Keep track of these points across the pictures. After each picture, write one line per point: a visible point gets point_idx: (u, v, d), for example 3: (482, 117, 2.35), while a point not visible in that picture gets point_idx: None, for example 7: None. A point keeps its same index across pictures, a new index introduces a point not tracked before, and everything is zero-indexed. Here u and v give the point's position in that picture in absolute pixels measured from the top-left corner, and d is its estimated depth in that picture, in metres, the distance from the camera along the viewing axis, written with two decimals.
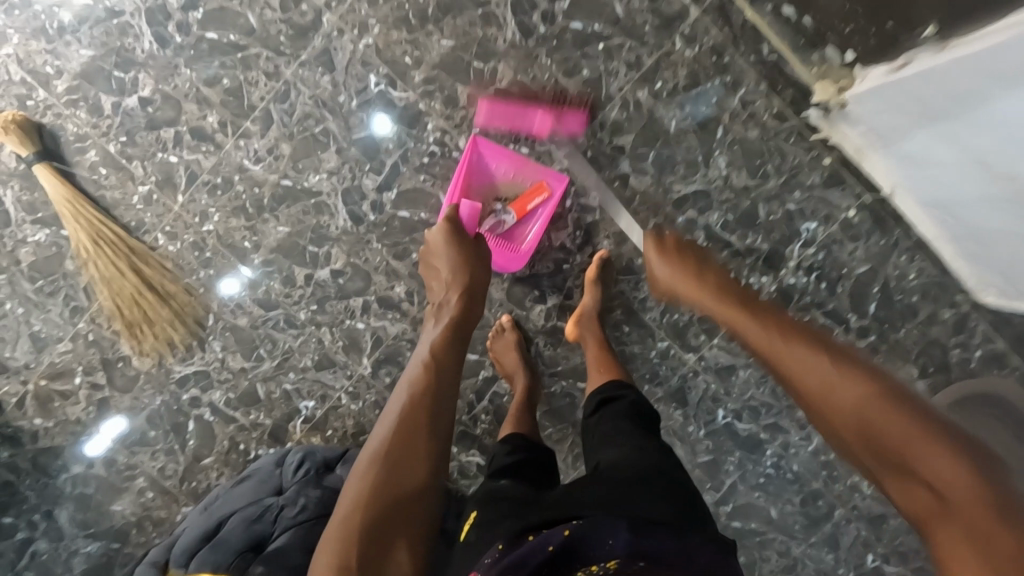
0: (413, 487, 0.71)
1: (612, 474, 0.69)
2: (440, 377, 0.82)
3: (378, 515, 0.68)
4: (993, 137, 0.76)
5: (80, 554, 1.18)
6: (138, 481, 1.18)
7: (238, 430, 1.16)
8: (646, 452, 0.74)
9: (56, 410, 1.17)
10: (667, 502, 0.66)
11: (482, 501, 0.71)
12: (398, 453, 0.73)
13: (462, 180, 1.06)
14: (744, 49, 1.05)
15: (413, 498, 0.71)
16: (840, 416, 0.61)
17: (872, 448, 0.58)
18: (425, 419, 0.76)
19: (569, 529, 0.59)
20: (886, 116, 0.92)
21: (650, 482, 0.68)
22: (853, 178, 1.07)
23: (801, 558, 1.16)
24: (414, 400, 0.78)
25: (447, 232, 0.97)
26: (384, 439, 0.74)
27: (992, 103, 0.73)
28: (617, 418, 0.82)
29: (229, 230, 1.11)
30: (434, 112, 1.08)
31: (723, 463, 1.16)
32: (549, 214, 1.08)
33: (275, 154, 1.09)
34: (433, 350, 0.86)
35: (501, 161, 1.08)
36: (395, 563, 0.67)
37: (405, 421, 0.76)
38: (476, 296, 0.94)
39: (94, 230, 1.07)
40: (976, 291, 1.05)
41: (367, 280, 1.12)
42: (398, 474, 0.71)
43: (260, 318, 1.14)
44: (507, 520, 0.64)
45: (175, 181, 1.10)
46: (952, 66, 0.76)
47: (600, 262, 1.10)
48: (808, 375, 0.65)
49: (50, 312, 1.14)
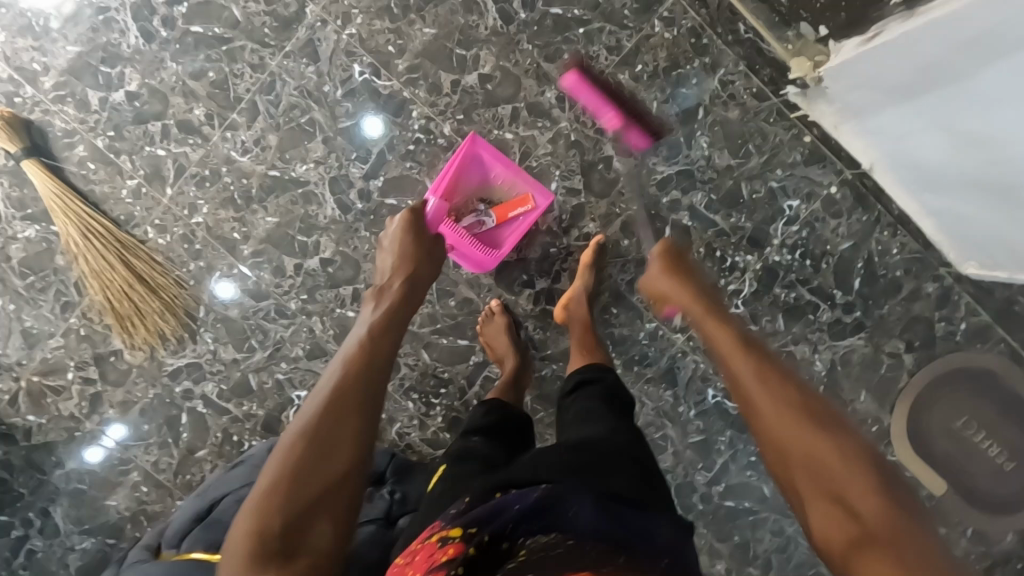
0: (342, 463, 0.65)
1: (582, 441, 0.72)
2: (375, 351, 0.77)
3: (300, 491, 0.62)
4: (963, 104, 0.78)
5: (75, 551, 1.19)
6: (132, 475, 1.18)
7: (231, 422, 1.17)
8: (614, 430, 0.75)
9: (50, 406, 1.17)
10: (633, 470, 0.69)
11: (454, 463, 0.75)
12: (325, 427, 0.66)
13: (452, 171, 1.06)
14: (722, 31, 1.07)
15: (341, 471, 0.64)
16: (788, 447, 0.61)
17: (813, 474, 0.58)
18: (356, 391, 0.70)
19: (541, 494, 0.61)
20: (857, 92, 0.95)
21: (619, 451, 0.71)
22: (833, 155, 1.08)
23: (795, 536, 1.16)
24: (348, 375, 0.72)
25: (406, 225, 0.98)
26: (312, 412, 0.68)
27: (956, 73, 0.76)
28: (592, 399, 0.83)
29: (218, 221, 1.12)
30: (418, 99, 1.09)
31: (715, 443, 1.17)
32: (530, 224, 1.07)
33: (262, 145, 1.10)
34: (374, 328, 0.81)
35: (494, 166, 1.09)
36: (317, 540, 0.61)
37: (335, 394, 0.70)
38: (422, 285, 0.93)
39: (84, 224, 1.08)
40: (959, 263, 1.06)
41: (356, 269, 1.13)
42: (327, 443, 0.65)
43: (251, 308, 1.14)
44: (479, 480, 0.68)
45: (163, 174, 1.11)
46: (920, 33, 0.77)
47: (596, 247, 1.09)
48: (773, 404, 0.64)
49: (41, 307, 1.15)
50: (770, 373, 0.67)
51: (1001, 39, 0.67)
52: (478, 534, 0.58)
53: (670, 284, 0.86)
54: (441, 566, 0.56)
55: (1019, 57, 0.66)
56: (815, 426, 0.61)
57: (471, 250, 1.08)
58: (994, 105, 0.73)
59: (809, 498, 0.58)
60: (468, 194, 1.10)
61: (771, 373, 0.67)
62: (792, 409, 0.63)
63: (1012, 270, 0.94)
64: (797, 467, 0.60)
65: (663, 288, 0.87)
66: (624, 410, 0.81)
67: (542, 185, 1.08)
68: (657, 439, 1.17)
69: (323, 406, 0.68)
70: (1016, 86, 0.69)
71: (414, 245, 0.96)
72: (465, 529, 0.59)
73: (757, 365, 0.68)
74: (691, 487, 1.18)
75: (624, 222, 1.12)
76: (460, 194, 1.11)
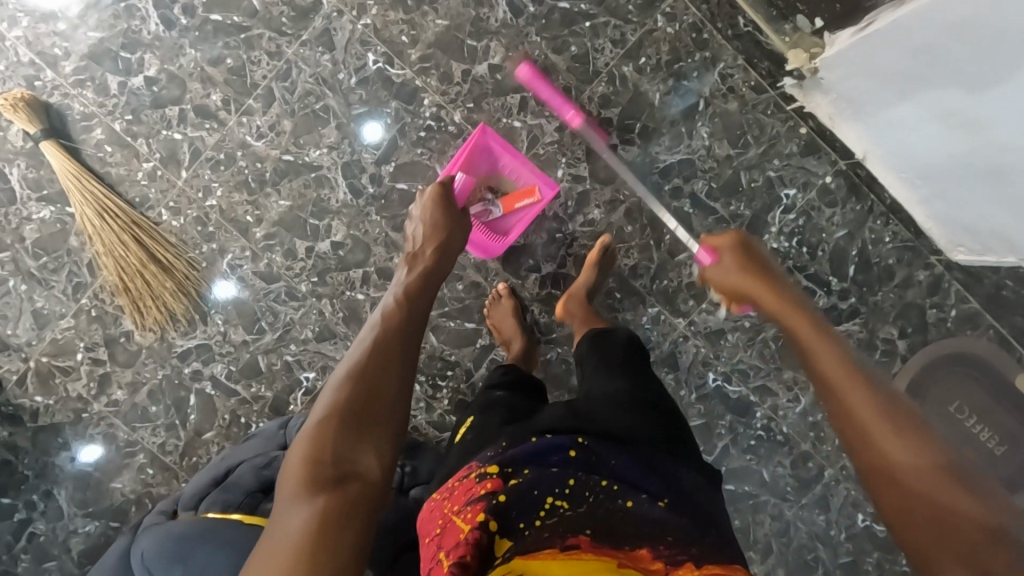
0: (387, 404, 0.67)
1: (605, 399, 0.75)
2: (413, 311, 0.81)
3: (349, 425, 0.64)
4: (953, 88, 0.82)
5: (79, 534, 1.18)
6: (138, 457, 1.19)
7: (239, 403, 1.18)
8: (637, 385, 0.78)
9: (58, 387, 1.18)
10: (655, 424, 0.72)
11: (481, 416, 0.78)
12: (373, 369, 0.69)
13: (463, 158, 1.10)
14: (722, 26, 1.12)
15: (388, 410, 0.67)
16: (885, 462, 0.55)
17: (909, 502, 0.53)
18: (397, 341, 0.73)
19: (574, 448, 0.66)
20: (853, 80, 0.99)
21: (641, 406, 0.74)
22: (828, 146, 1.12)
23: (794, 520, 1.19)
24: (391, 328, 0.76)
25: (436, 197, 1.00)
26: (357, 358, 0.71)
27: (948, 58, 0.80)
28: (616, 347, 0.86)
29: (231, 205, 1.15)
30: (430, 88, 1.13)
31: (715, 427, 1.20)
32: (536, 214, 1.10)
33: (277, 131, 1.13)
34: (408, 293, 0.85)
35: (503, 155, 1.12)
36: (366, 470, 0.62)
37: (380, 343, 0.73)
38: (450, 254, 0.96)
39: (100, 204, 1.10)
40: (948, 251, 1.11)
41: (367, 252, 1.15)
42: (374, 384, 0.67)
43: (262, 291, 1.16)
44: (512, 428, 0.72)
45: (179, 157, 1.14)
46: (912, 22, 0.82)
47: (602, 247, 1.13)
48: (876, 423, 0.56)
49: (53, 288, 1.16)
50: (874, 391, 0.58)
51: (989, 28, 0.72)
52: (516, 475, 0.64)
53: (749, 283, 0.76)
54: (484, 497, 0.61)
55: (1008, 38, 0.70)
56: (911, 445, 0.54)
57: (477, 235, 1.14)
58: (983, 86, 0.78)
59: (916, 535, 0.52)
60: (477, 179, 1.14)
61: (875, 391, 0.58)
62: (895, 430, 0.55)
63: (1000, 254, 1.00)
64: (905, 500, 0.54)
65: (739, 285, 0.77)
66: (642, 363, 0.84)
67: (547, 178, 1.12)
68: None
69: (370, 353, 0.71)
70: (1005, 70, 0.74)
71: (443, 217, 0.98)
72: (503, 467, 0.65)
73: (852, 378, 0.60)
74: None
75: (628, 209, 1.16)
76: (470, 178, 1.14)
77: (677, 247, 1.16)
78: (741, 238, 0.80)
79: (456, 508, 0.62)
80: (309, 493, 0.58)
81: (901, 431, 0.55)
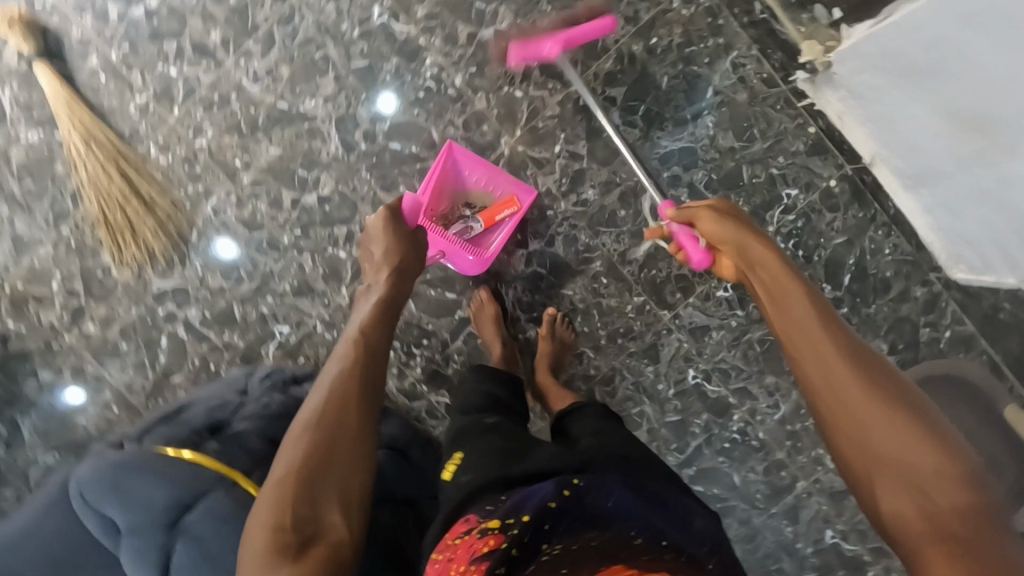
0: (351, 449, 0.66)
1: (604, 449, 0.74)
2: (371, 343, 0.78)
3: (313, 481, 0.62)
4: (963, 86, 0.80)
5: (38, 465, 1.17)
6: (105, 394, 1.17)
7: (210, 350, 1.16)
8: (628, 440, 0.77)
9: (31, 314, 1.16)
10: (646, 465, 0.72)
11: (473, 443, 0.77)
12: (331, 419, 0.67)
13: (434, 179, 1.08)
14: (738, 14, 1.09)
15: (355, 455, 0.66)
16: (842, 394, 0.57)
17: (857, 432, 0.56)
18: (356, 384, 0.71)
19: (570, 486, 0.63)
20: (867, 76, 0.95)
21: (638, 457, 0.73)
22: (836, 148, 1.09)
23: (761, 528, 1.16)
24: (344, 370, 0.72)
25: (385, 219, 0.94)
26: (314, 409, 0.68)
27: (961, 50, 0.77)
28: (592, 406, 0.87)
29: (221, 147, 1.13)
30: (433, 48, 1.11)
31: (690, 425, 1.16)
32: (518, 222, 1.08)
33: (273, 76, 1.11)
34: (365, 330, 0.81)
35: (475, 168, 1.11)
36: (332, 527, 0.61)
37: (334, 388, 0.70)
38: (408, 276, 0.92)
39: (88, 131, 1.08)
40: (948, 267, 1.06)
41: (353, 210, 1.13)
42: (338, 432, 0.66)
43: (244, 238, 1.15)
44: (500, 472, 0.69)
45: (173, 94, 1.12)
46: (920, 16, 0.80)
47: (550, 319, 1.14)
48: (895, 431, 0.54)
49: (34, 214, 1.15)
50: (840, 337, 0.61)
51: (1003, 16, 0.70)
52: (517, 524, 0.60)
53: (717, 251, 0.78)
54: (489, 556, 0.58)
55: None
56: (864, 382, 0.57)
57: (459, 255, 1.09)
58: (996, 77, 0.75)
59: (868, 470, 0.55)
60: (454, 196, 1.13)
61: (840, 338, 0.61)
62: (861, 369, 0.58)
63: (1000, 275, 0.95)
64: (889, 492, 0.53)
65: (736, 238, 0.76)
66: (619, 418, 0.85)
67: (524, 184, 1.10)
68: (633, 414, 1.17)
69: (324, 402, 0.68)
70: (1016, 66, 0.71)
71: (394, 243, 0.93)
72: (504, 519, 0.61)
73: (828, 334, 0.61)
74: None
75: (623, 192, 1.13)
76: (446, 195, 1.13)
77: None
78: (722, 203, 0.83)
79: (460, 569, 0.58)
80: (276, 556, 0.57)
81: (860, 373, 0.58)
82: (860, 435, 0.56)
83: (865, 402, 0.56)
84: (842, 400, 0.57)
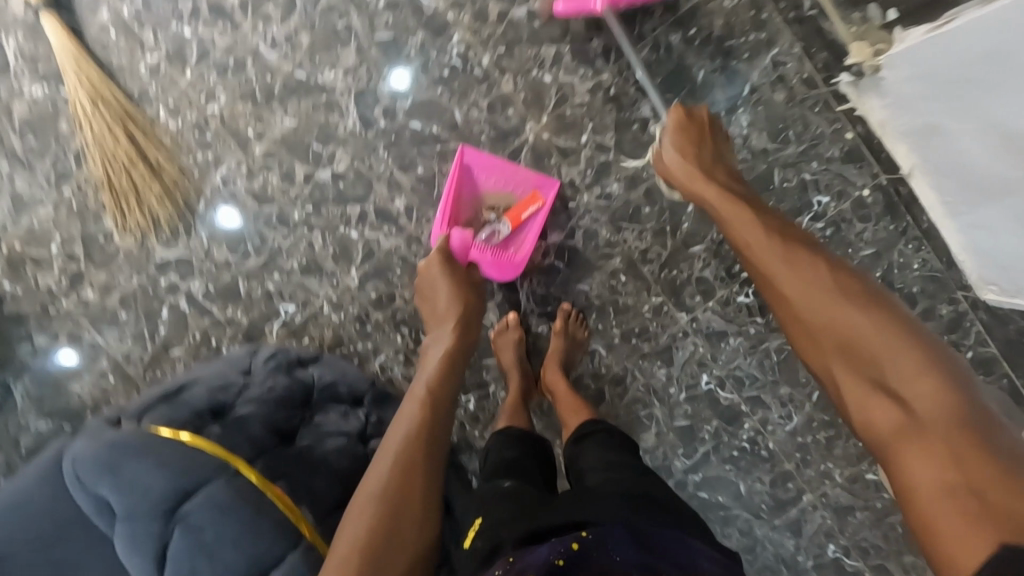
0: (411, 525, 0.68)
1: (607, 489, 0.66)
2: (438, 405, 0.79)
3: (378, 559, 0.63)
4: (972, 116, 0.83)
5: (29, 432, 1.14)
6: (101, 363, 1.14)
7: (212, 325, 1.13)
8: (640, 477, 0.70)
9: (28, 276, 1.12)
10: (653, 509, 0.63)
11: (488, 507, 0.67)
12: (397, 489, 0.69)
13: (452, 192, 1.05)
14: (784, 8, 1.04)
15: (412, 527, 0.68)
16: (816, 318, 0.67)
17: (838, 353, 0.65)
18: (422, 456, 0.72)
19: (576, 541, 0.55)
20: (918, 82, 0.89)
21: (644, 494, 0.66)
22: (873, 157, 1.04)
23: (763, 539, 1.14)
24: (412, 434, 0.74)
25: (441, 263, 0.96)
26: (382, 477, 0.69)
27: (955, 96, 0.84)
28: (598, 435, 0.81)
29: (234, 115, 1.08)
30: (461, 24, 1.06)
31: (699, 431, 1.14)
32: (544, 219, 1.06)
33: (292, 44, 1.06)
34: (431, 387, 0.82)
35: (489, 173, 1.08)
36: None
37: (401, 455, 0.72)
38: (471, 328, 0.94)
39: (94, 89, 1.03)
40: (976, 288, 1.01)
41: (368, 189, 1.09)
42: (402, 508, 0.67)
43: (253, 211, 1.10)
44: (507, 530, 0.61)
45: (186, 55, 1.07)
46: (944, 43, 0.82)
47: (564, 316, 1.11)
48: (883, 348, 0.61)
49: (36, 173, 1.10)
50: (808, 266, 0.70)
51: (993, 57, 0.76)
52: None
53: (706, 184, 0.85)
54: None
55: None
56: (831, 302, 0.66)
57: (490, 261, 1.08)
58: (999, 109, 0.79)
59: (847, 384, 0.64)
60: (474, 204, 1.09)
61: (810, 267, 0.70)
62: (824, 292, 0.67)
63: None
64: (864, 397, 0.62)
65: (699, 190, 0.85)
66: (632, 446, 0.79)
67: (545, 176, 1.07)
68: (642, 417, 1.14)
69: (392, 472, 0.70)
70: None
71: (454, 295, 0.94)
72: None
73: (794, 263, 0.71)
74: (668, 471, 1.15)
75: (649, 188, 1.09)
76: (467, 204, 1.10)
77: (694, 238, 1.10)
78: (702, 142, 0.90)
79: None
80: None
81: (824, 294, 0.67)
82: (842, 358, 0.64)
83: (860, 328, 0.63)
84: (837, 326, 0.65)
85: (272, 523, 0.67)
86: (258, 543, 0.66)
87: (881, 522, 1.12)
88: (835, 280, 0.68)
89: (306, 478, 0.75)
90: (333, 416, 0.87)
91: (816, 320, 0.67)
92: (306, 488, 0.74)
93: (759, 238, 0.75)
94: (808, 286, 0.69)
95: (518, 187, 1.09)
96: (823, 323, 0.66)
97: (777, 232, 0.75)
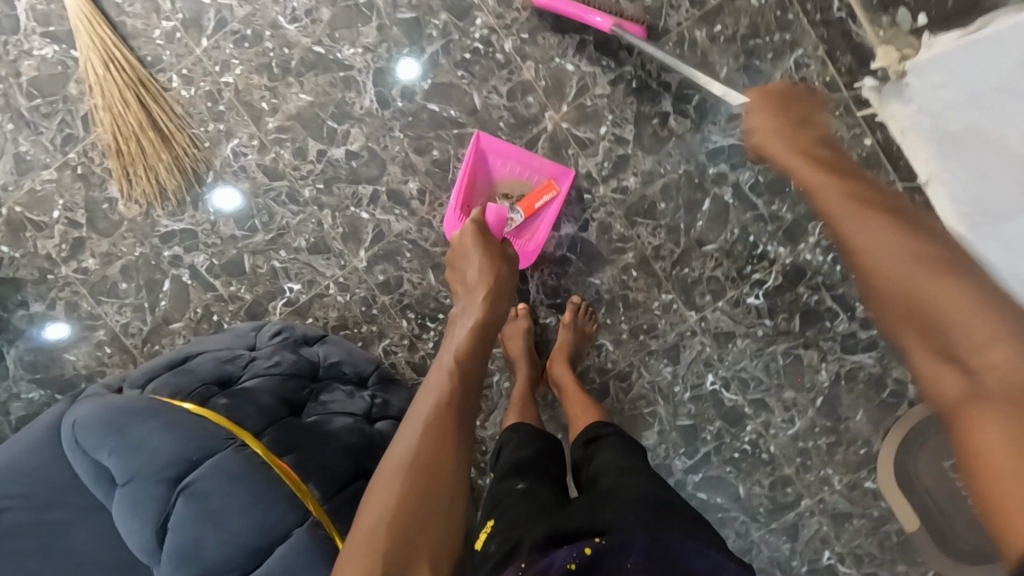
0: (445, 495, 0.63)
1: (623, 494, 0.64)
2: (466, 377, 0.77)
3: (409, 528, 0.59)
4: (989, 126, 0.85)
5: (20, 400, 1.12)
6: (99, 333, 1.12)
7: (214, 300, 1.11)
8: (655, 480, 0.69)
9: (27, 241, 1.10)
10: (669, 513, 0.61)
11: (505, 505, 0.67)
12: (427, 456, 0.65)
13: (466, 178, 1.03)
14: (811, 10, 1.03)
15: (443, 508, 0.62)
16: (879, 263, 0.52)
17: (901, 305, 0.50)
18: (452, 422, 0.69)
19: (589, 547, 0.55)
20: (947, 91, 0.89)
21: (664, 500, 0.64)
22: (891, 164, 1.02)
23: (758, 542, 1.13)
24: (440, 404, 0.71)
25: (473, 232, 0.95)
26: (411, 442, 0.66)
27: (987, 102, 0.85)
28: (613, 437, 0.80)
29: (249, 87, 1.06)
30: (485, 8, 1.04)
31: (702, 430, 1.13)
32: (558, 210, 1.05)
33: (312, 18, 1.04)
34: (459, 359, 0.80)
35: (505, 160, 1.07)
36: None
37: (430, 424, 0.68)
38: (502, 299, 0.91)
39: (108, 52, 1.01)
40: None
41: (382, 169, 1.08)
42: (434, 476, 0.63)
43: (263, 186, 1.09)
44: (521, 532, 0.60)
45: (202, 23, 1.05)
46: (979, 49, 0.84)
47: (573, 308, 1.10)
48: (956, 305, 0.47)
49: (41, 135, 1.07)
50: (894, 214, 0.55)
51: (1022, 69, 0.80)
52: None
53: (785, 157, 0.70)
54: None
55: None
56: (907, 240, 0.52)
57: None
58: None
59: (913, 350, 0.49)
60: (488, 192, 1.09)
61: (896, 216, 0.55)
62: (903, 239, 0.52)
63: None
64: (922, 358, 0.48)
65: (775, 144, 0.72)
66: (639, 447, 0.79)
67: (560, 166, 1.06)
68: (645, 414, 1.13)
69: (421, 441, 0.66)
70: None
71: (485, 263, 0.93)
72: None
73: (874, 211, 0.56)
74: (668, 470, 1.14)
75: (665, 183, 1.08)
76: (481, 192, 1.09)
77: (707, 236, 1.08)
78: (783, 94, 0.77)
79: None
80: None
81: (908, 238, 0.52)
82: (905, 303, 0.50)
83: (929, 276, 0.49)
84: (901, 277, 0.51)
85: (279, 499, 0.65)
86: (268, 514, 0.64)
87: (877, 531, 1.10)
88: (916, 239, 0.52)
89: (316, 452, 0.74)
90: (340, 395, 0.86)
91: (893, 284, 0.51)
92: (316, 464, 0.72)
93: (837, 187, 0.60)
94: (877, 229, 0.54)
95: (533, 176, 1.08)
96: (888, 267, 0.52)
97: (868, 189, 0.60)
